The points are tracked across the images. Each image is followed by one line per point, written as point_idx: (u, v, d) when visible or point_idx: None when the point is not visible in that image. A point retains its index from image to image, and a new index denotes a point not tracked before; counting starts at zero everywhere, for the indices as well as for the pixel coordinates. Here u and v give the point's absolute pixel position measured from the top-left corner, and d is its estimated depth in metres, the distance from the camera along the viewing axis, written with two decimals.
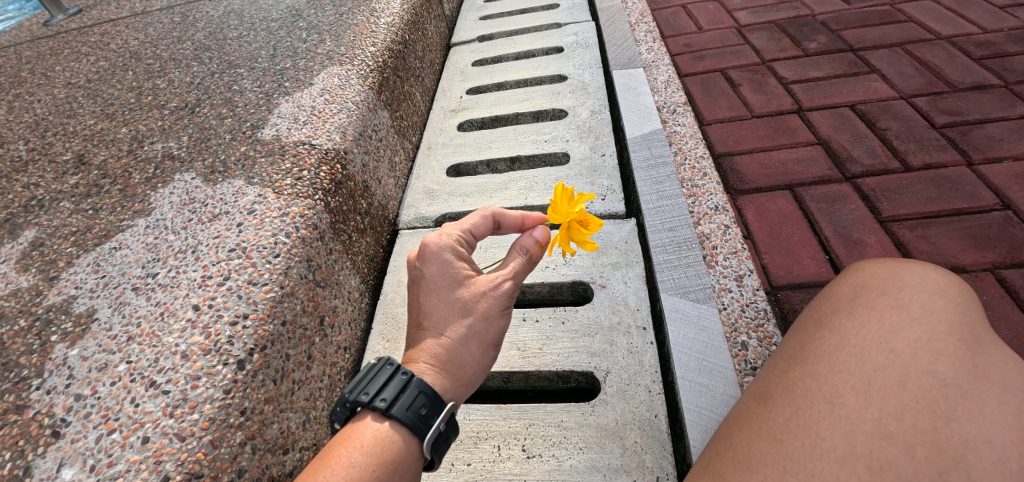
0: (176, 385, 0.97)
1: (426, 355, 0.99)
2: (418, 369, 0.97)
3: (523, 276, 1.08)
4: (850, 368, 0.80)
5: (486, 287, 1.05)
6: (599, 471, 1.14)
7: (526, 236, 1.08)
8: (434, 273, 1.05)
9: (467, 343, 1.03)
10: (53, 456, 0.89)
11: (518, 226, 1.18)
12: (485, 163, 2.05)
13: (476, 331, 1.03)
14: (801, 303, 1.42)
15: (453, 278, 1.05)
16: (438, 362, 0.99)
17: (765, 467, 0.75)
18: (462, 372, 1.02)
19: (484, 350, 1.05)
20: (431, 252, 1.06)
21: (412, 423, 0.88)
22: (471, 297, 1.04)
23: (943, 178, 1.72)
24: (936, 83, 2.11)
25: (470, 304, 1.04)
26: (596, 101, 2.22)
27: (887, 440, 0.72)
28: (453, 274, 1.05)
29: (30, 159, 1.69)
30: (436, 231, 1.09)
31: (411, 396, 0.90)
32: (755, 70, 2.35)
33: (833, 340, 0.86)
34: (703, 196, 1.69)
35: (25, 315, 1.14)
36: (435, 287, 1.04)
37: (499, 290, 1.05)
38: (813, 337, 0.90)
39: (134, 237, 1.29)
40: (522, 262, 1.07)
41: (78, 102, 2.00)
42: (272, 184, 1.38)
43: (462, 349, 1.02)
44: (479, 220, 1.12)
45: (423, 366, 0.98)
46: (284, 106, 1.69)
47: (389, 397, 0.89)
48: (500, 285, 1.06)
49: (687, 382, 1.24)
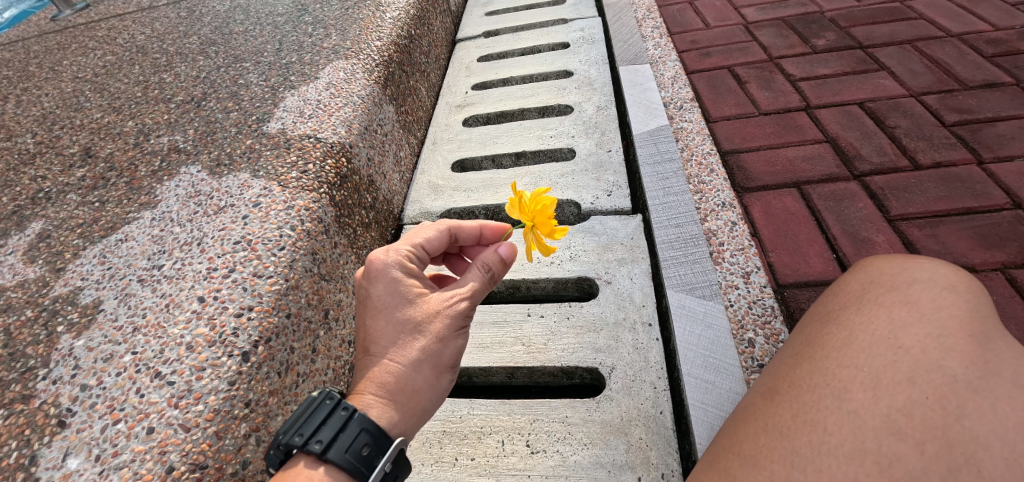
0: (181, 376, 0.98)
1: (373, 386, 0.95)
2: (364, 402, 0.93)
3: (482, 295, 1.05)
4: (858, 363, 0.79)
5: (439, 306, 1.01)
6: (604, 466, 1.13)
7: (491, 252, 1.04)
8: (382, 293, 1.02)
9: (419, 367, 0.98)
10: (59, 445, 0.90)
11: (473, 238, 1.18)
12: (490, 158, 2.03)
13: (429, 353, 0.99)
14: (808, 301, 1.41)
15: (401, 296, 1.02)
16: (386, 392, 0.94)
17: (771, 463, 0.74)
18: (415, 398, 0.98)
19: (438, 373, 1.01)
20: (378, 270, 1.03)
21: (352, 465, 0.84)
22: (424, 317, 1.00)
23: (952, 177, 1.70)
24: (947, 81, 2.09)
25: (422, 324, 1.00)
26: (602, 97, 2.21)
27: (896, 436, 0.70)
28: (402, 293, 1.02)
29: (37, 152, 1.69)
30: (384, 248, 1.06)
31: (350, 435, 0.85)
32: (762, 67, 2.33)
33: (842, 335, 0.85)
34: (710, 193, 1.68)
35: (31, 306, 1.14)
36: (384, 307, 1.01)
37: (454, 309, 1.02)
38: (821, 333, 0.89)
39: (140, 229, 1.29)
40: (481, 279, 1.04)
41: (84, 96, 2.00)
42: (277, 177, 1.38)
43: (414, 375, 0.98)
44: (432, 235, 1.12)
45: (369, 398, 0.93)
46: (289, 99, 1.69)
47: (326, 438, 0.84)
48: (455, 305, 1.02)
49: (693, 378, 1.23)
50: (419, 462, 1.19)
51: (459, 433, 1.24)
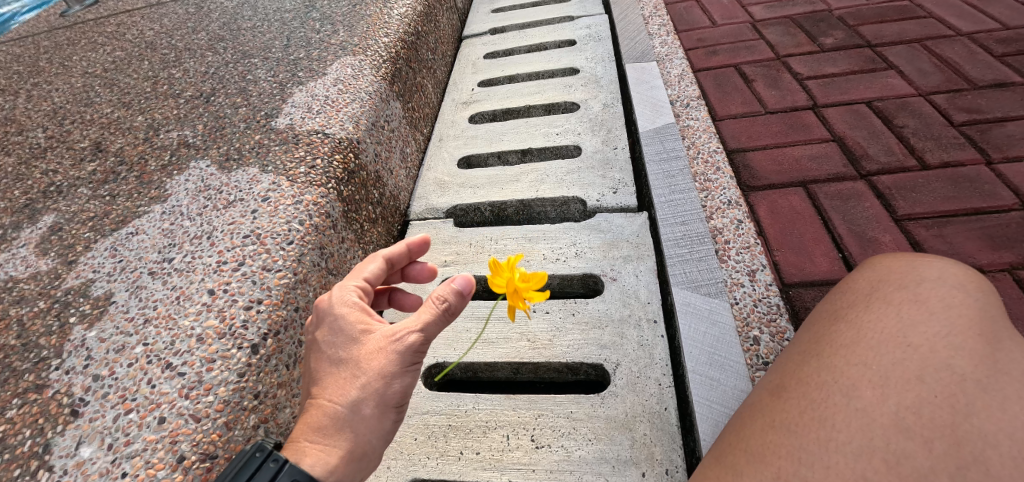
0: (192, 367, 0.99)
1: (309, 431, 0.90)
2: (299, 449, 0.88)
3: (435, 331, 0.95)
4: (867, 360, 0.79)
5: (382, 342, 0.94)
6: (608, 462, 1.14)
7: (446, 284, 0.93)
8: (328, 332, 0.99)
9: (361, 410, 0.92)
10: (71, 434, 0.91)
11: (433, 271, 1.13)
12: (496, 155, 2.03)
13: (371, 392, 0.92)
14: (813, 301, 1.40)
15: (345, 335, 0.98)
16: (323, 437, 0.89)
17: (779, 459, 0.75)
18: (359, 444, 0.92)
19: (382, 416, 0.94)
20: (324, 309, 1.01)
21: None
22: (366, 354, 0.94)
23: (960, 177, 1.69)
24: (956, 80, 2.08)
25: (364, 363, 0.94)
26: (608, 94, 2.21)
27: (905, 434, 0.70)
28: (347, 330, 0.98)
29: (48, 146, 1.71)
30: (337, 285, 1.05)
31: None
32: (769, 66, 2.33)
33: (850, 332, 0.86)
34: (716, 190, 1.67)
35: (44, 298, 1.16)
36: (329, 347, 0.98)
37: (400, 343, 0.94)
38: (829, 330, 0.89)
39: (151, 223, 1.31)
40: (433, 312, 0.93)
41: (95, 91, 2.02)
42: (286, 172, 1.39)
43: (356, 419, 0.92)
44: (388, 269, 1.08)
45: (305, 445, 0.89)
46: (298, 95, 1.70)
47: None
48: (402, 339, 0.94)
49: (698, 375, 1.24)
50: (425, 455, 1.20)
51: (464, 427, 1.24)
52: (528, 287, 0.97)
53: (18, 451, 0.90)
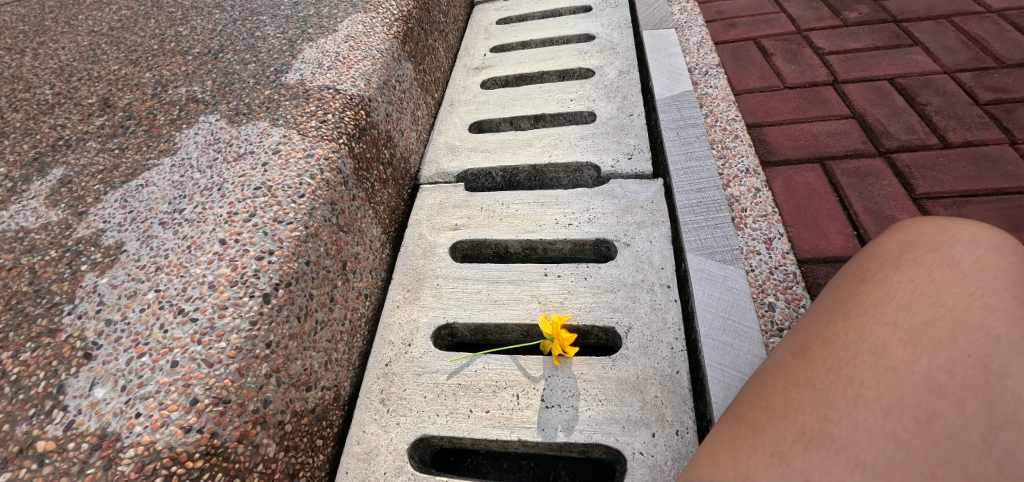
0: (204, 313, 0.99)
1: None
2: None
3: None
4: (898, 320, 0.76)
5: None
6: (618, 422, 1.14)
7: None
8: None
9: None
10: (85, 376, 0.92)
11: None
12: (509, 120, 2.00)
13: None
14: (825, 276, 1.39)
15: None
16: None
17: (804, 415, 0.73)
18: None
19: None
20: None
21: None
22: None
23: (983, 156, 1.65)
24: (983, 58, 2.00)
25: None
26: (625, 61, 2.15)
27: (936, 392, 0.67)
28: None
29: (56, 103, 1.69)
30: None
31: None
32: (790, 39, 2.26)
33: (878, 293, 0.82)
34: (734, 158, 1.63)
35: (55, 247, 1.15)
36: None
37: None
38: (857, 290, 0.86)
39: (160, 175, 1.30)
40: None
41: (101, 48, 1.99)
42: (297, 126, 1.36)
43: None
44: None
45: None
46: (308, 51, 1.66)
47: None
48: None
49: (711, 340, 1.23)
50: (435, 413, 1.20)
51: (473, 387, 1.24)
52: (562, 345, 1.20)
53: (33, 391, 0.90)
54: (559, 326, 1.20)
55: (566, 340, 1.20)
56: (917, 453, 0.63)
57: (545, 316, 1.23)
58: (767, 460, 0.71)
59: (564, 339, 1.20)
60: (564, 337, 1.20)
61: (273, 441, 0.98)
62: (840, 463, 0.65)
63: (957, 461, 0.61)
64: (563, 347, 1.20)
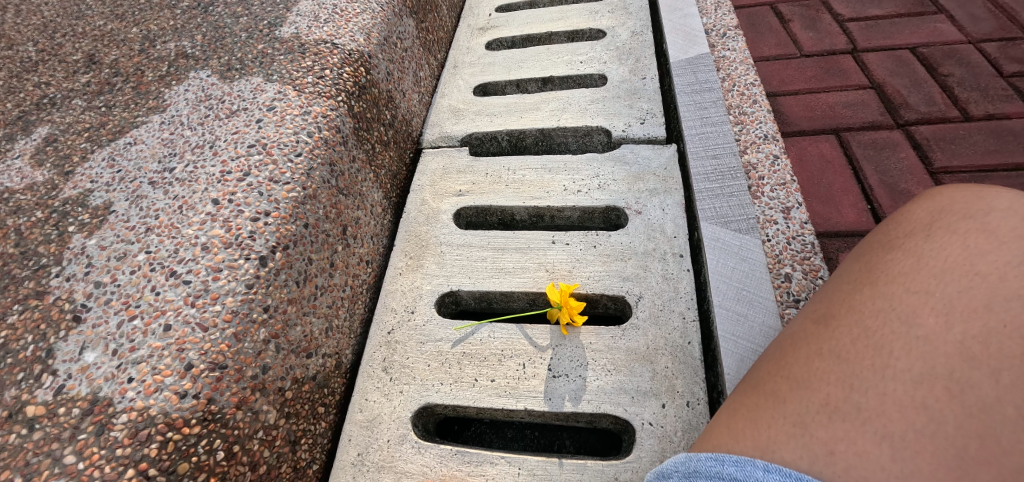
0: (198, 275, 0.94)
1: None
2: None
3: None
4: (938, 275, 0.61)
5: None
6: (627, 392, 1.11)
7: None
8: None
9: None
10: (75, 339, 0.88)
11: None
12: (515, 83, 1.91)
13: None
14: (837, 252, 1.35)
15: None
16: None
17: (826, 385, 0.60)
18: None
19: None
20: None
21: None
22: None
23: (1005, 130, 1.57)
24: (1010, 28, 1.91)
25: None
26: (637, 21, 2.04)
27: (970, 362, 0.54)
28: None
29: (40, 60, 1.60)
30: None
31: None
32: (808, 5, 2.14)
33: (914, 245, 0.67)
34: (751, 124, 1.55)
35: (41, 208, 1.10)
36: None
37: None
38: (890, 242, 0.71)
39: (149, 133, 1.23)
40: None
41: (86, 3, 1.88)
42: (292, 82, 1.29)
43: None
44: None
45: None
46: (303, 4, 1.57)
47: None
48: None
49: (724, 310, 1.19)
50: (439, 381, 1.17)
51: (478, 355, 1.20)
52: (570, 312, 1.16)
53: (22, 355, 0.87)
54: (567, 293, 1.16)
55: (574, 308, 1.16)
56: (950, 425, 0.51)
57: (553, 284, 1.19)
58: (788, 430, 0.59)
59: (572, 307, 1.16)
60: (573, 305, 1.16)
61: (273, 408, 0.95)
62: (867, 436, 0.53)
63: (991, 437, 0.49)
64: (571, 315, 1.16)
